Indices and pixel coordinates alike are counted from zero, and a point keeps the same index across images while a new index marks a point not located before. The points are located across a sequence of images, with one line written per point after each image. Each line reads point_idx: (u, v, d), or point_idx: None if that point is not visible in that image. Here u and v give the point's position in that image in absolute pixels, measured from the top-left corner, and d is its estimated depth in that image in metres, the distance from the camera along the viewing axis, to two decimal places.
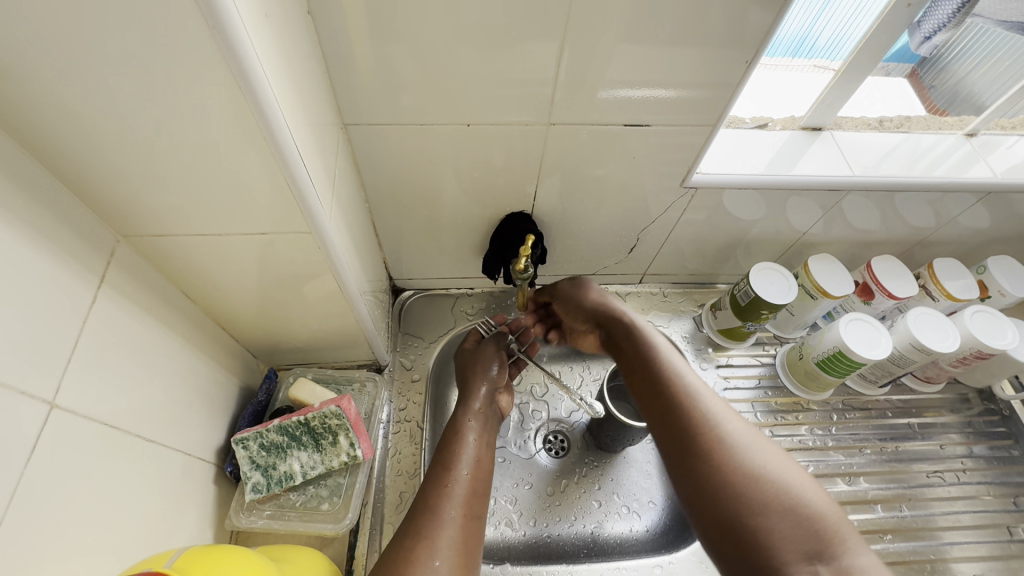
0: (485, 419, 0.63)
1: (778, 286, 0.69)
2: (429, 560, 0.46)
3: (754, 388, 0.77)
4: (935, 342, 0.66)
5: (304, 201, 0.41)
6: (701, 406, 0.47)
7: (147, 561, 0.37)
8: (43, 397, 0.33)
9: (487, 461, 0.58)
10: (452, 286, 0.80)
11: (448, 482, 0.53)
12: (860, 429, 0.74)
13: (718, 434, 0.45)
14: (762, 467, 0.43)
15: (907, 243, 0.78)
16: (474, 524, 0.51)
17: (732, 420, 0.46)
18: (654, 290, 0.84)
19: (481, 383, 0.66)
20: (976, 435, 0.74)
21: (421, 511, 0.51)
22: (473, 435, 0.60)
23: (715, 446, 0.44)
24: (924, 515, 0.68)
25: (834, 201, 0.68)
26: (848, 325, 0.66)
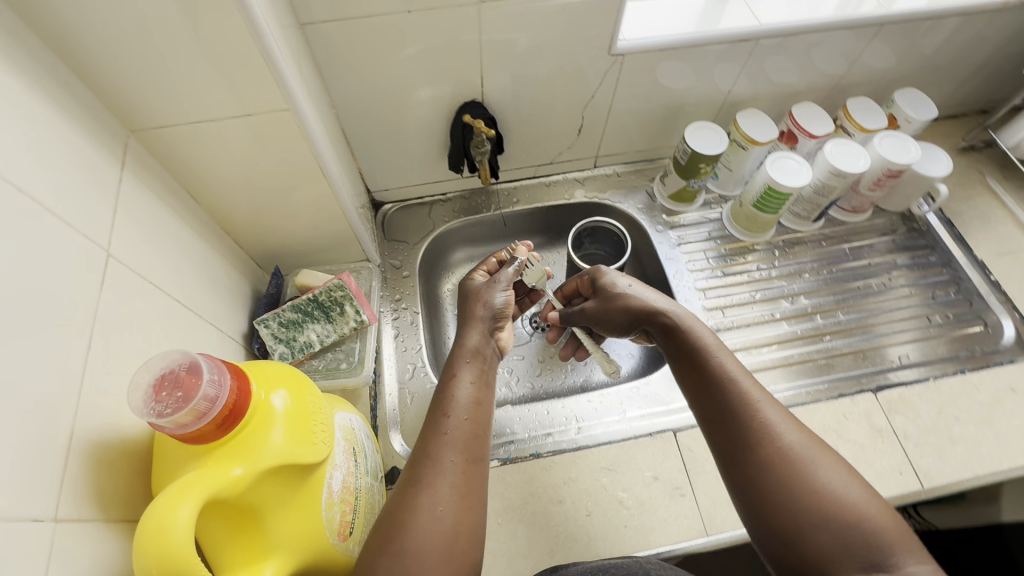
0: (484, 360, 0.61)
1: (711, 140, 0.78)
2: (429, 504, 0.46)
3: (705, 240, 0.86)
4: (848, 166, 0.75)
5: (275, 68, 0.46)
6: (758, 407, 0.50)
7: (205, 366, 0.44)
8: (100, 244, 0.41)
9: (487, 403, 0.56)
10: (427, 194, 0.88)
11: (446, 430, 0.51)
12: (800, 259, 0.85)
13: (776, 449, 0.48)
14: (818, 475, 0.46)
15: (827, 90, 0.86)
16: (477, 473, 0.50)
17: (788, 431, 0.49)
18: (608, 171, 0.92)
19: (476, 323, 0.64)
20: (899, 249, 0.85)
21: (422, 459, 0.49)
22: (466, 378, 0.57)
23: (773, 458, 0.47)
24: (856, 317, 0.80)
25: (749, 52, 0.75)
26: (773, 162, 0.76)
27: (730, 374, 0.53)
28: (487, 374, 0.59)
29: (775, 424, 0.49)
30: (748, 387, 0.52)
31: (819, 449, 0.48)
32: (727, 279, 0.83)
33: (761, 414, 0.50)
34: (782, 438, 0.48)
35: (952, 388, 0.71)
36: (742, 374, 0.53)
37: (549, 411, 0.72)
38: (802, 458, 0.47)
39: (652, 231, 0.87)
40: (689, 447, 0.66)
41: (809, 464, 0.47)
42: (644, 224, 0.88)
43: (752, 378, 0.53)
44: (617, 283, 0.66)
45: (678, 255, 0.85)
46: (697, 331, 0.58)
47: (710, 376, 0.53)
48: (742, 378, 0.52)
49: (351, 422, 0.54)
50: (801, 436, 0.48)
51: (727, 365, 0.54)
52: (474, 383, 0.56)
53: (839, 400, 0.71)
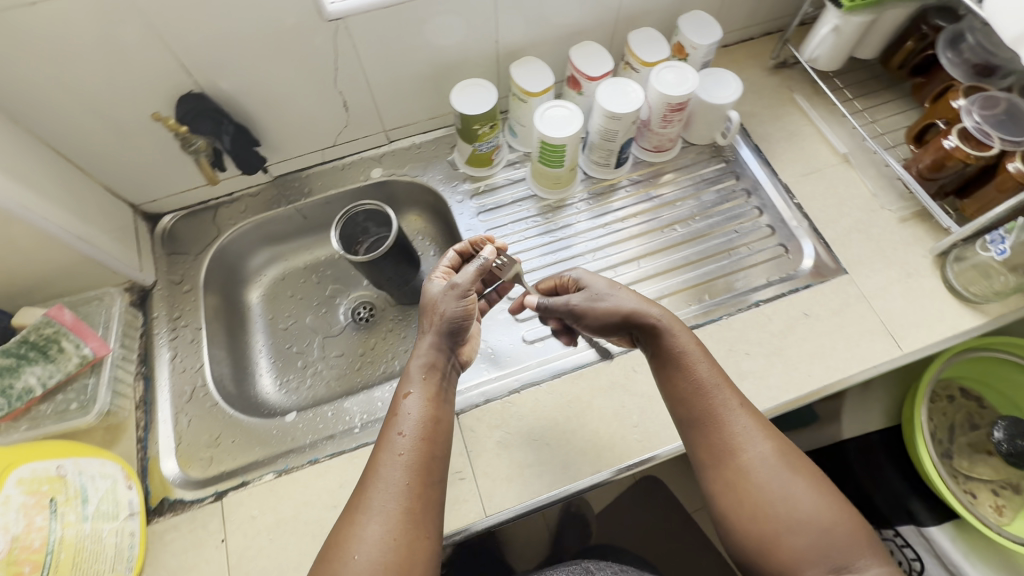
0: (440, 375, 0.56)
1: (479, 98, 0.72)
2: (366, 524, 0.46)
3: (508, 205, 0.83)
4: (620, 107, 0.71)
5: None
6: (731, 421, 0.53)
7: None
8: None
9: (444, 423, 0.53)
10: (208, 197, 0.82)
11: (395, 452, 0.49)
12: (603, 211, 0.82)
13: (746, 461, 0.51)
14: (785, 486, 0.50)
15: (609, 24, 0.80)
16: (431, 496, 0.49)
17: (759, 443, 0.52)
18: (406, 144, 0.85)
19: (427, 329, 0.57)
20: (704, 185, 0.83)
21: (369, 487, 0.48)
22: (415, 392, 0.54)
23: (747, 468, 0.51)
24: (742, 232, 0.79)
25: None
26: (542, 113, 0.71)
27: (704, 385, 0.55)
28: (442, 398, 0.54)
29: (746, 435, 0.52)
30: (727, 399, 0.54)
31: (788, 463, 0.51)
32: (528, 241, 0.80)
33: (734, 429, 0.53)
34: (751, 450, 0.52)
35: (744, 323, 0.70)
36: (719, 387, 0.54)
37: (334, 411, 0.68)
38: (769, 472, 0.51)
39: (452, 202, 0.82)
40: (471, 429, 0.64)
41: (771, 477, 0.50)
42: (445, 196, 0.83)
43: (732, 389, 0.54)
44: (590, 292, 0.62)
45: (479, 225, 0.81)
46: (678, 338, 0.57)
47: (689, 384, 0.55)
48: (720, 389, 0.54)
49: (53, 470, 0.54)
50: (770, 449, 0.52)
51: (702, 375, 0.55)
52: (426, 403, 0.52)
53: (630, 353, 0.69)
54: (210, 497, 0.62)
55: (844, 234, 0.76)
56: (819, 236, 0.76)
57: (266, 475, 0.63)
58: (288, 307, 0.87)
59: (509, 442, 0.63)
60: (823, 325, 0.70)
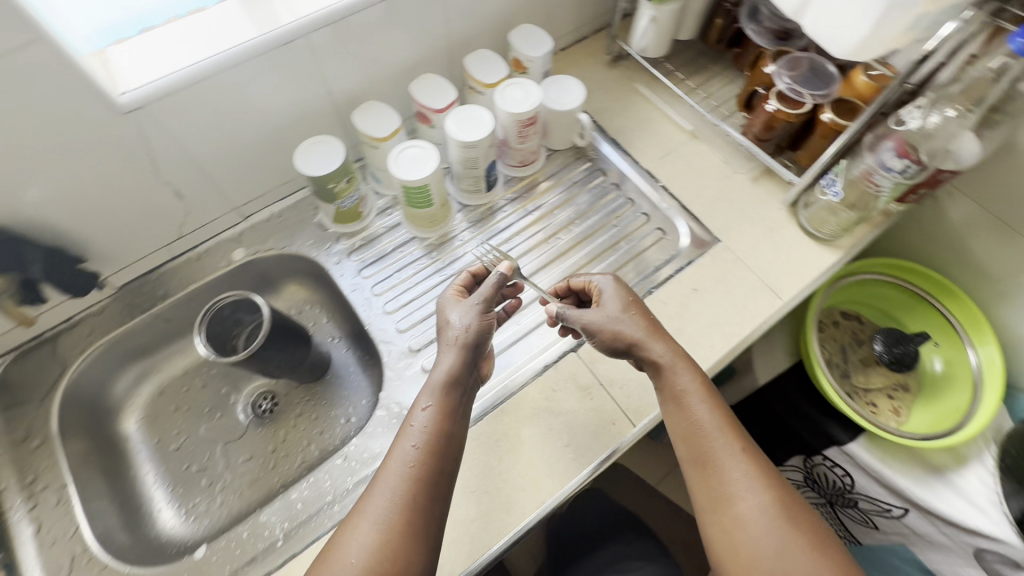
0: (461, 386, 0.57)
1: (327, 155, 0.68)
2: (360, 535, 0.48)
3: (389, 254, 0.79)
4: (472, 134, 0.70)
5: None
6: (728, 468, 0.57)
7: None
8: None
9: (452, 445, 0.54)
10: (42, 330, 0.70)
11: (404, 462, 0.51)
12: (488, 236, 0.81)
13: (740, 512, 0.55)
14: (776, 542, 0.53)
15: (444, 52, 0.79)
16: (430, 515, 0.50)
17: (754, 496, 0.55)
18: (265, 215, 0.79)
19: (450, 335, 0.59)
20: (575, 189, 0.86)
21: (371, 496, 0.50)
22: (431, 406, 0.55)
23: (740, 518, 0.55)
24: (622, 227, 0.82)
25: (306, 52, 0.65)
26: (396, 156, 0.69)
27: (707, 428, 0.59)
28: (459, 414, 0.56)
29: (741, 485, 0.56)
30: (729, 444, 0.58)
31: (786, 518, 0.54)
32: (419, 286, 0.77)
33: (731, 473, 0.57)
34: (745, 501, 0.55)
35: None
36: (722, 437, 0.58)
37: (249, 531, 0.60)
38: (762, 524, 0.54)
39: (330, 265, 0.77)
40: None
41: (761, 530, 0.54)
42: (321, 261, 0.78)
43: (736, 442, 0.58)
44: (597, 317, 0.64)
45: (364, 281, 0.77)
46: (684, 388, 0.61)
47: (690, 426, 0.59)
48: (722, 436, 0.58)
49: None
50: (766, 502, 0.55)
51: (705, 420, 0.59)
52: (429, 415, 0.53)
53: (544, 373, 0.68)
54: None
55: (709, 204, 0.81)
56: (688, 211, 0.80)
57: None
58: (176, 423, 0.77)
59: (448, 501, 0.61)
60: (712, 294, 0.74)
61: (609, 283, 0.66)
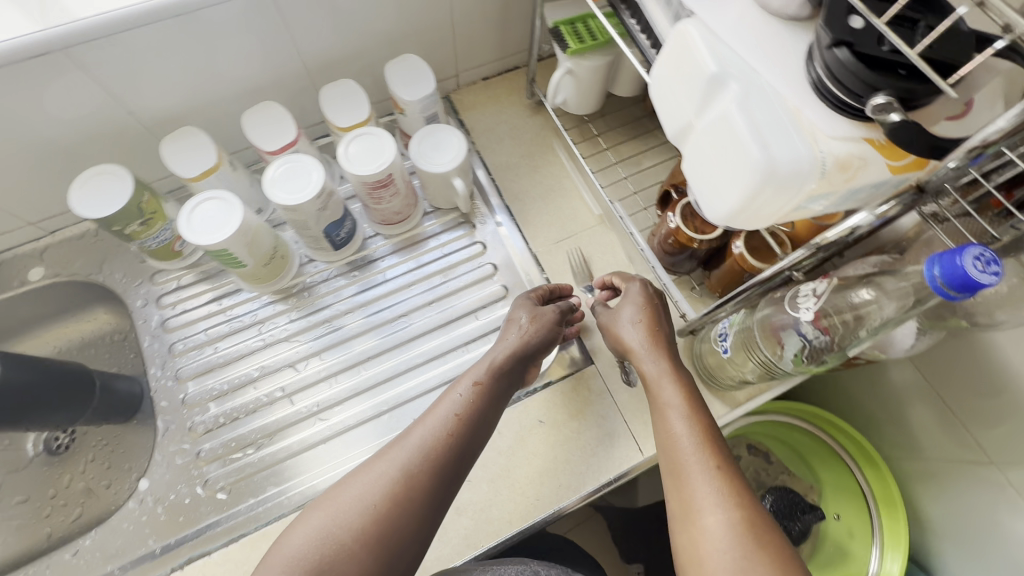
0: (507, 376, 0.51)
1: (111, 192, 0.56)
2: (353, 486, 0.42)
3: (207, 304, 0.67)
4: (291, 196, 0.57)
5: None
6: (695, 481, 0.42)
7: None
8: None
9: (477, 435, 0.47)
10: None
11: (437, 425, 0.46)
12: (327, 302, 0.68)
13: (696, 528, 0.40)
14: (734, 574, 0.37)
15: (302, 75, 0.65)
16: (442, 485, 0.44)
17: (715, 514, 0.40)
18: (73, 232, 0.68)
19: (512, 329, 0.55)
20: (448, 259, 0.71)
21: (376, 459, 0.44)
22: (480, 381, 0.49)
23: (697, 535, 0.40)
24: None
25: (85, 63, 0.52)
26: (194, 209, 0.56)
27: (682, 434, 0.45)
28: (501, 403, 0.50)
29: (700, 497, 0.41)
30: (703, 454, 0.43)
31: (752, 552, 0.38)
32: (223, 354, 0.65)
33: (698, 487, 0.42)
34: (706, 516, 0.40)
35: None
36: (693, 442, 0.44)
37: None
38: (724, 550, 0.38)
39: (136, 308, 0.67)
40: None
41: (727, 557, 0.38)
42: (126, 300, 0.67)
43: (723, 447, 0.44)
44: (625, 318, 0.54)
45: (167, 334, 0.66)
46: (664, 384, 0.49)
47: (664, 435, 0.46)
48: (697, 445, 0.44)
49: None
50: (733, 526, 0.39)
51: (683, 425, 0.45)
52: (465, 392, 0.48)
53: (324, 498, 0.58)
54: None
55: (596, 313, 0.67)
56: None
57: None
58: None
59: None
60: (556, 433, 0.62)
61: (637, 293, 0.55)
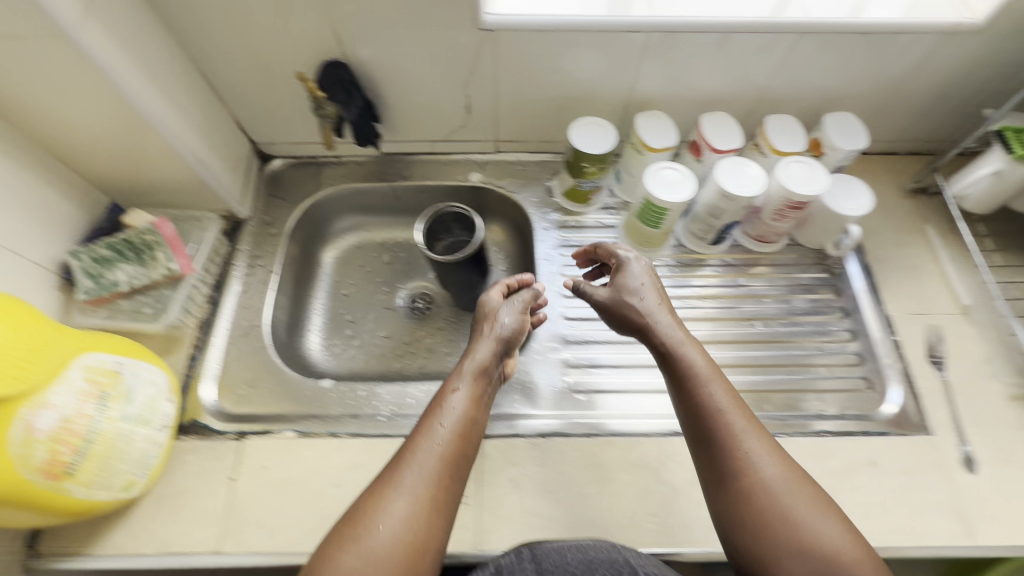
0: (488, 380, 0.60)
1: (596, 138, 0.72)
2: (395, 500, 0.48)
3: (593, 247, 0.81)
4: (738, 189, 0.68)
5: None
6: (739, 438, 0.51)
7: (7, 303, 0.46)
8: None
9: (475, 426, 0.56)
10: (318, 154, 0.86)
11: (434, 441, 0.52)
12: (688, 283, 0.78)
13: (757, 479, 0.49)
14: (797, 509, 0.48)
15: (749, 102, 0.78)
16: (452, 494, 0.51)
17: (773, 466, 0.50)
18: (512, 158, 0.86)
19: (484, 344, 0.61)
20: (801, 289, 0.77)
21: (371, 494, 0.49)
22: (462, 389, 0.57)
23: (756, 489, 0.49)
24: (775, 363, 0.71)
25: (647, 46, 0.69)
26: (657, 173, 0.69)
27: (714, 401, 0.53)
28: (484, 384, 0.59)
29: (754, 455, 0.50)
30: (743, 419, 0.52)
31: (800, 487, 0.49)
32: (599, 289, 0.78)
33: (738, 444, 0.51)
34: (762, 470, 0.49)
35: (801, 450, 0.65)
36: (738, 410, 0.53)
37: (367, 393, 0.69)
38: (777, 491, 0.49)
39: (538, 229, 0.82)
40: (489, 456, 0.63)
41: (780, 499, 0.48)
42: (533, 220, 0.83)
43: (744, 414, 0.52)
44: (633, 295, 0.63)
45: (557, 257, 0.80)
46: (700, 362, 0.56)
47: (695, 407, 0.54)
48: (734, 412, 0.52)
49: (113, 362, 0.54)
50: (780, 472, 0.49)
51: (698, 374, 0.55)
52: (467, 400, 0.56)
53: (669, 438, 0.65)
54: (232, 434, 0.64)
55: (942, 390, 0.69)
56: (912, 383, 0.70)
57: (290, 431, 0.65)
58: (353, 276, 0.89)
59: (523, 483, 0.62)
60: (888, 482, 0.64)
61: (642, 268, 0.65)
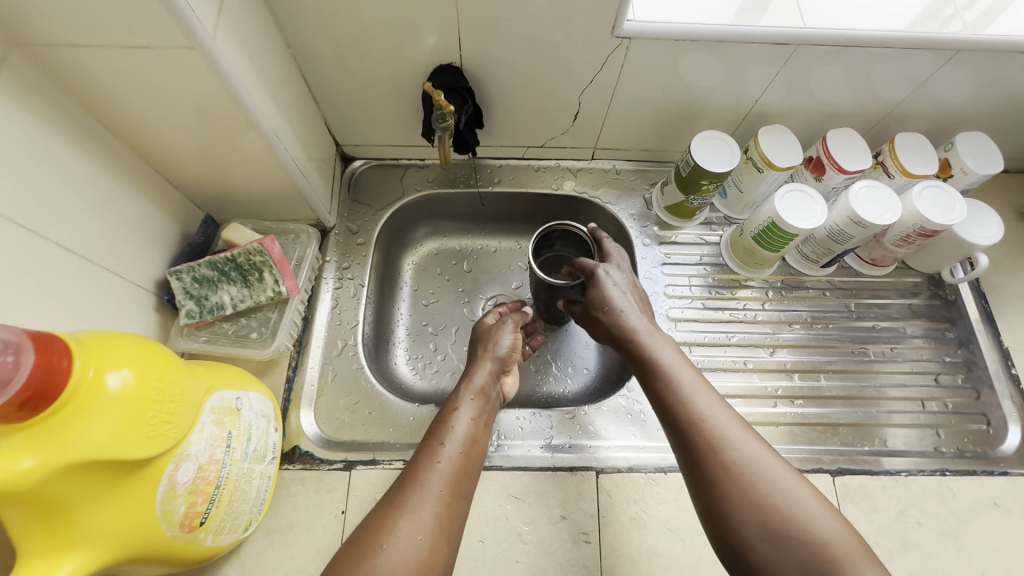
0: (492, 400, 0.62)
1: (721, 155, 0.67)
2: (420, 513, 0.48)
3: (695, 265, 0.77)
4: (872, 215, 0.64)
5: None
6: (710, 427, 0.52)
7: (147, 352, 0.42)
8: None
9: (481, 441, 0.57)
10: (402, 157, 0.80)
11: (435, 455, 0.53)
12: (796, 307, 0.74)
13: (732, 464, 0.50)
14: (778, 486, 0.48)
15: (873, 117, 0.73)
16: (461, 505, 0.51)
17: (747, 449, 0.50)
18: (607, 166, 0.82)
19: (485, 363, 0.65)
20: (914, 317, 0.75)
21: (386, 507, 0.49)
22: (463, 409, 0.59)
23: (741, 474, 0.49)
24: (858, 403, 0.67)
25: (786, 59, 0.64)
26: (784, 197, 0.65)
27: (682, 396, 0.55)
28: (488, 413, 0.61)
29: (732, 439, 0.51)
30: (715, 405, 0.54)
31: (779, 464, 0.50)
32: (706, 312, 0.73)
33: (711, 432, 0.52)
34: (735, 454, 0.50)
35: (925, 489, 0.63)
36: (708, 400, 0.54)
37: None
38: (767, 471, 0.49)
39: (637, 243, 0.78)
40: (609, 491, 0.61)
41: (757, 480, 0.49)
42: (632, 233, 0.79)
43: (720, 405, 0.54)
44: (623, 305, 0.64)
45: (658, 275, 0.77)
46: (668, 362, 0.58)
47: (671, 399, 0.55)
48: (708, 399, 0.54)
49: (234, 402, 0.51)
50: (764, 451, 0.51)
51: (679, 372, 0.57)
52: (473, 420, 0.57)
53: None
54: (339, 463, 0.61)
55: None
56: None
57: (397, 461, 0.62)
58: (433, 284, 0.84)
59: (644, 520, 0.59)
60: (1018, 525, 0.61)
61: (624, 278, 0.66)
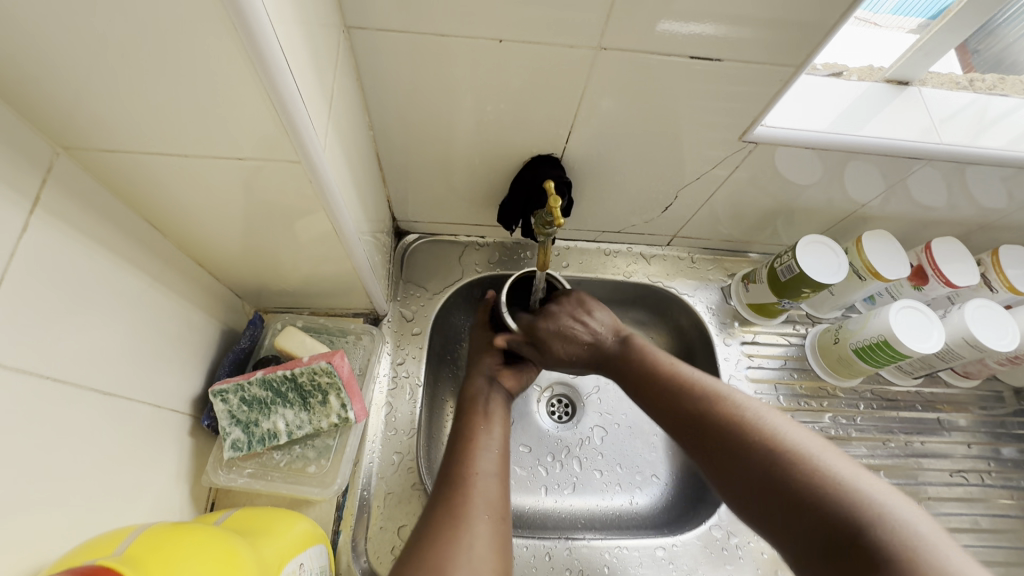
0: (504, 416, 0.57)
1: (827, 264, 0.61)
2: (468, 535, 0.44)
3: (779, 369, 0.71)
4: (991, 340, 0.60)
5: (252, 40, 0.27)
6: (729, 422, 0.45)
7: (212, 553, 0.33)
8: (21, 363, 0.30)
9: (504, 456, 0.53)
10: (462, 233, 0.72)
11: (463, 487, 0.48)
12: (885, 421, 0.70)
13: (762, 458, 0.41)
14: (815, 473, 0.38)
15: (970, 226, 0.69)
16: (504, 525, 0.46)
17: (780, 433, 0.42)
18: (682, 253, 0.77)
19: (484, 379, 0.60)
20: (1005, 437, 0.70)
21: (422, 526, 0.45)
22: (493, 429, 0.55)
23: (772, 472, 0.40)
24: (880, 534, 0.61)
25: (902, 172, 0.59)
26: (899, 312, 0.60)
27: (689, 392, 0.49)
28: (493, 409, 0.57)
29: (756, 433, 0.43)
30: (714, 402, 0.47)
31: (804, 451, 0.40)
32: None
33: (731, 425, 0.44)
34: (760, 448, 0.42)
35: None
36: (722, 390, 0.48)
37: (550, 553, 0.58)
38: (790, 458, 0.40)
39: (717, 342, 0.72)
40: None
41: (794, 474, 0.39)
42: (711, 329, 0.73)
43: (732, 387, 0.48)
44: (594, 321, 0.59)
45: (742, 378, 0.71)
46: (672, 367, 0.52)
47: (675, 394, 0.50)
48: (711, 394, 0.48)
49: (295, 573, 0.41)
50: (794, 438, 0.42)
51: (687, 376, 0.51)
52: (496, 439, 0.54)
53: None
54: None
55: None
56: None
57: None
58: None
59: None
60: None
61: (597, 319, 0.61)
